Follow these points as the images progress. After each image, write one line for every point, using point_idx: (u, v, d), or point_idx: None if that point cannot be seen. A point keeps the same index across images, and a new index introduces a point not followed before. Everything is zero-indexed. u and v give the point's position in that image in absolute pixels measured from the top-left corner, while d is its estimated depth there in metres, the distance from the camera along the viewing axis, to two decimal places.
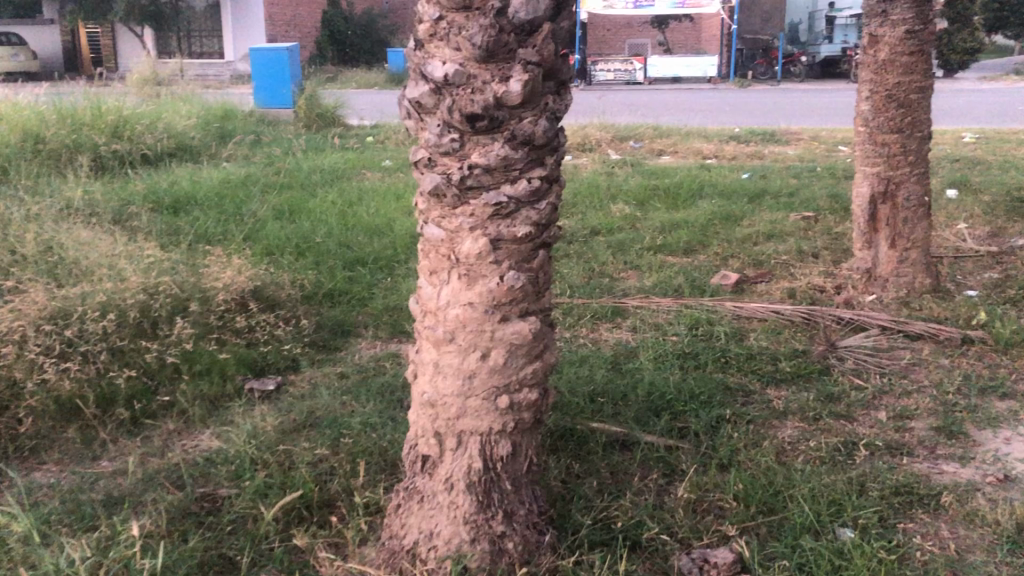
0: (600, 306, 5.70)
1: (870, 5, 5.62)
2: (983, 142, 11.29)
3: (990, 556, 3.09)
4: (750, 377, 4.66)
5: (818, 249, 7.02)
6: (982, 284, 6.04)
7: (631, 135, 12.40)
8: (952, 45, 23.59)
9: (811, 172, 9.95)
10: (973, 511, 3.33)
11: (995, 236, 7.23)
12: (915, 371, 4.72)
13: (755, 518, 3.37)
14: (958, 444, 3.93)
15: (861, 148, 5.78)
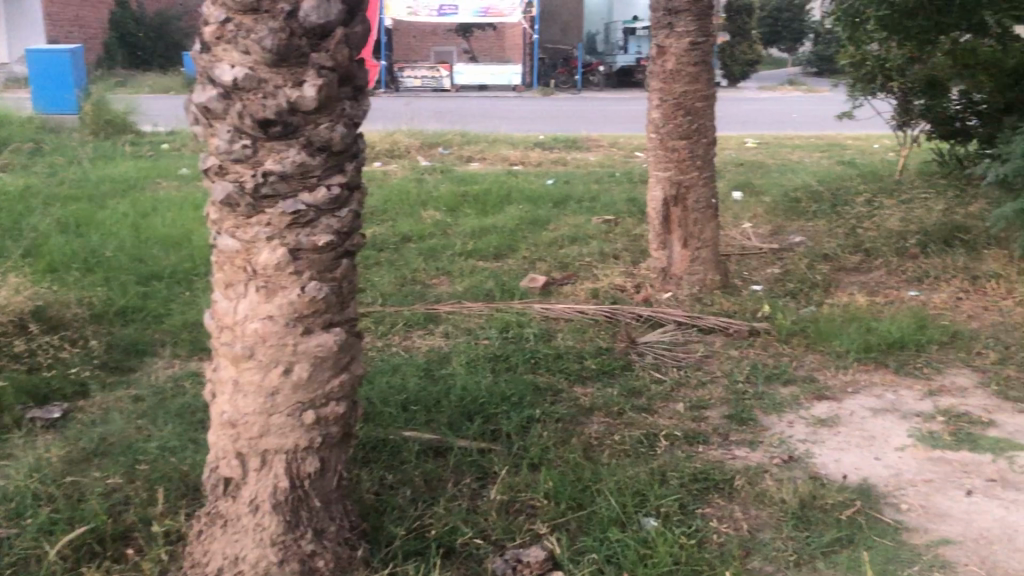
0: (412, 314, 5.67)
1: (656, 18, 5.93)
2: (764, 147, 12.20)
3: (777, 532, 3.30)
4: (558, 376, 4.77)
5: (619, 250, 7.32)
6: (766, 279, 6.49)
7: (439, 141, 12.47)
8: (734, 56, 25.36)
9: (611, 177, 10.37)
10: (763, 492, 3.57)
11: (776, 234, 7.81)
12: (709, 362, 5.00)
13: (565, 514, 3.45)
14: (747, 429, 4.20)
15: (653, 154, 6.07)
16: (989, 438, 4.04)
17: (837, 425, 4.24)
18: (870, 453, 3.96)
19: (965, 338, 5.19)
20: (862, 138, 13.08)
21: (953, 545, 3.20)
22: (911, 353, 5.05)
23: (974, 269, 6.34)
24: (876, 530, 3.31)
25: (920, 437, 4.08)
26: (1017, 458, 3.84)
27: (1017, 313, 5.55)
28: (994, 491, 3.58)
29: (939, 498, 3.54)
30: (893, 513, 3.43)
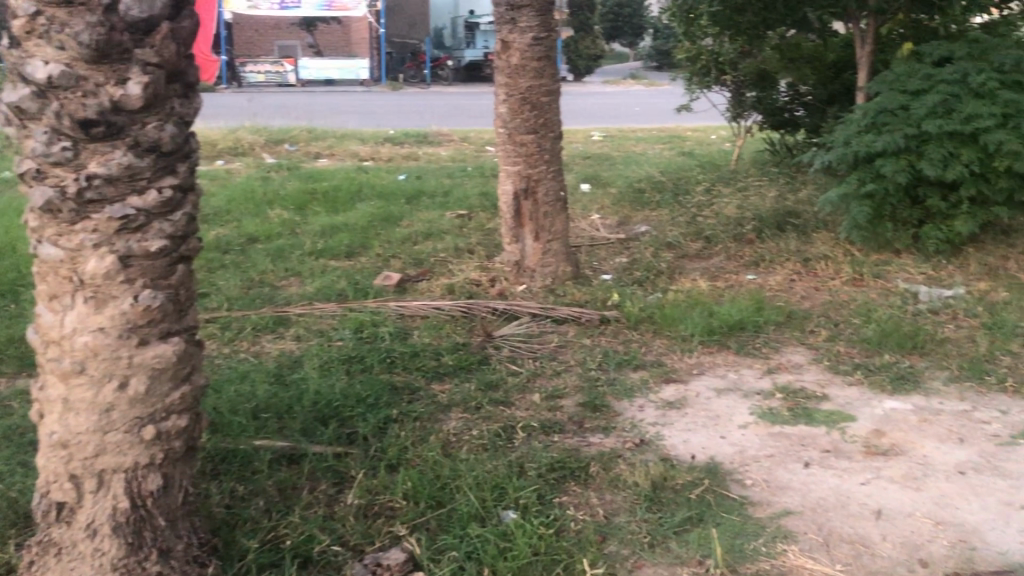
0: (261, 318, 5.49)
1: (499, 13, 5.95)
2: (610, 140, 12.52)
3: (631, 515, 3.39)
4: (414, 374, 4.73)
5: (473, 245, 7.33)
6: (615, 268, 6.66)
7: (285, 138, 12.13)
8: (578, 51, 25.90)
9: (463, 171, 10.38)
10: (617, 477, 3.66)
11: (623, 224, 8.02)
12: (563, 352, 5.09)
13: (424, 514, 3.43)
14: (601, 415, 4.29)
15: (501, 148, 6.11)
16: (823, 411, 4.29)
17: (684, 407, 4.40)
18: (717, 432, 4.13)
19: (799, 318, 5.49)
20: (700, 129, 13.62)
21: (793, 515, 3.38)
22: (751, 334, 5.29)
23: (806, 251, 6.71)
24: (723, 506, 3.45)
25: (762, 414, 4.29)
26: (848, 428, 4.10)
27: (845, 292, 5.92)
28: (828, 461, 3.80)
29: (780, 471, 3.73)
30: (739, 489, 3.59)
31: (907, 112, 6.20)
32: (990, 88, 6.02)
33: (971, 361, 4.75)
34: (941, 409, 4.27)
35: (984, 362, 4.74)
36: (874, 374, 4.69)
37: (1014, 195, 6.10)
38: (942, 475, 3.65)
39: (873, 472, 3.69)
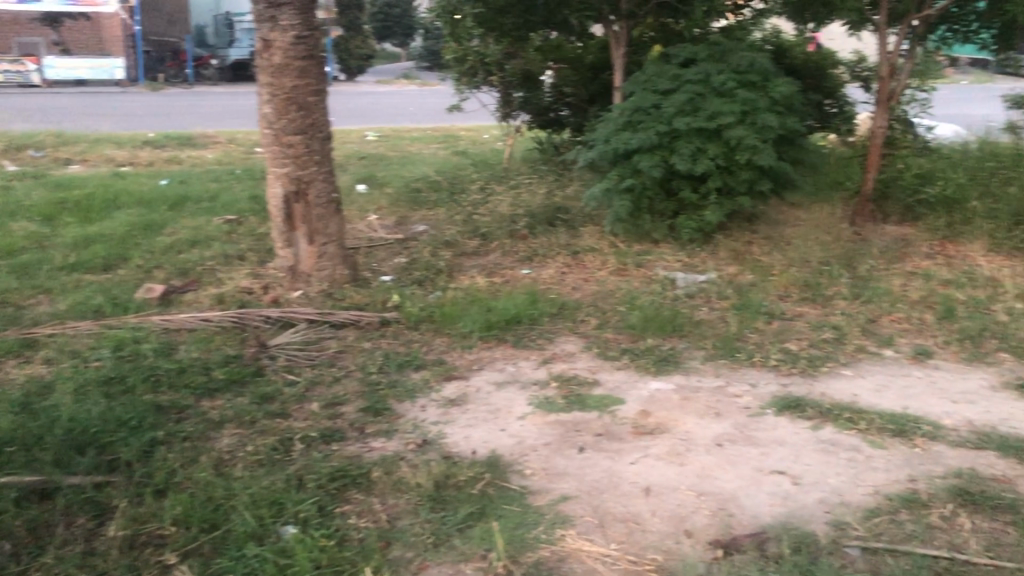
0: (4, 343, 4.99)
1: (257, 11, 5.71)
2: (384, 139, 12.45)
3: (415, 517, 3.38)
4: (183, 392, 4.47)
5: (244, 251, 7.04)
6: (393, 269, 6.62)
7: (29, 143, 11.10)
8: (349, 50, 25.56)
9: (231, 174, 9.95)
10: (399, 480, 3.63)
11: (400, 223, 8.00)
12: (342, 358, 4.98)
13: (196, 539, 3.25)
14: (382, 419, 4.25)
15: (268, 150, 5.90)
16: (595, 396, 4.48)
17: (465, 403, 4.44)
18: (496, 426, 4.20)
19: (570, 308, 5.70)
20: (473, 129, 13.84)
21: (570, 500, 3.50)
22: (526, 326, 5.43)
23: (575, 244, 6.98)
24: (504, 498, 3.51)
25: (539, 404, 4.41)
26: (617, 411, 4.30)
27: (611, 282, 6.21)
28: (601, 445, 3.97)
29: (556, 458, 3.85)
30: (518, 480, 3.67)
31: (659, 111, 6.62)
32: (729, 88, 6.51)
33: (725, 340, 5.12)
34: (700, 387, 4.58)
35: (735, 340, 5.14)
36: (640, 357, 4.96)
37: (754, 185, 6.63)
38: (702, 448, 3.91)
39: (642, 452, 3.89)
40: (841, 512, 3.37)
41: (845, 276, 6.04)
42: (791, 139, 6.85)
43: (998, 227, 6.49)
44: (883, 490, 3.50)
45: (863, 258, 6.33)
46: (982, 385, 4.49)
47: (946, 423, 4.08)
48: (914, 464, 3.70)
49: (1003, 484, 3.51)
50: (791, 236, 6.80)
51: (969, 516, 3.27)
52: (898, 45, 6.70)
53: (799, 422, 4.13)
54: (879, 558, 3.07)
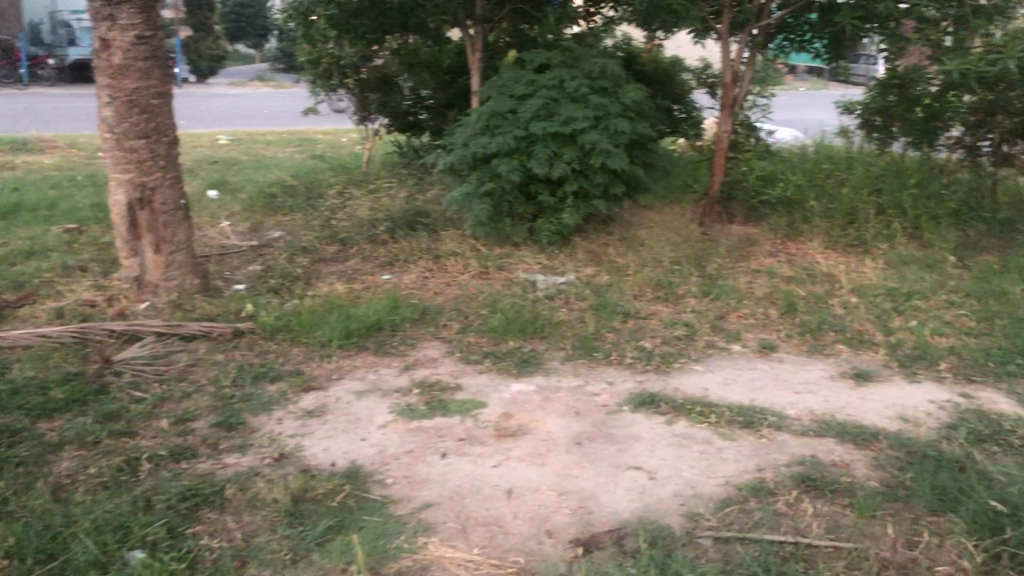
0: None
1: (95, 8, 5.42)
2: (237, 143, 12.06)
3: (271, 534, 3.28)
4: (17, 414, 4.17)
5: (85, 262, 6.66)
6: (247, 277, 6.42)
7: None
8: (199, 51, 24.65)
9: (71, 181, 9.40)
10: (255, 496, 3.51)
11: (255, 230, 7.76)
12: (193, 372, 4.78)
13: (32, 571, 3.04)
14: (236, 434, 4.10)
15: (109, 155, 5.60)
16: (457, 401, 4.47)
17: (324, 414, 4.34)
18: (356, 435, 4.12)
19: (431, 313, 5.67)
20: (330, 132, 13.60)
21: (432, 507, 3.47)
22: (387, 333, 5.37)
23: (435, 249, 6.96)
24: (365, 509, 3.45)
25: (400, 411, 4.36)
26: (480, 415, 4.30)
27: (472, 286, 6.22)
28: (463, 449, 3.96)
29: (418, 466, 3.82)
30: (379, 489, 3.61)
31: (515, 116, 6.69)
32: (583, 93, 6.66)
33: (583, 340, 5.21)
34: (559, 387, 4.65)
35: (593, 339, 5.24)
36: (501, 360, 4.98)
37: (609, 188, 6.80)
38: (562, 448, 3.97)
39: (504, 454, 3.91)
40: (694, 503, 3.48)
41: (695, 275, 6.26)
42: (642, 143, 7.06)
43: (834, 225, 6.90)
44: (733, 481, 3.64)
45: (712, 257, 6.59)
46: (822, 375, 4.75)
47: (790, 413, 4.29)
48: (761, 454, 3.87)
49: (841, 469, 3.71)
50: (645, 237, 7.00)
51: (811, 501, 3.45)
52: (740, 53, 7.02)
53: (654, 418, 4.25)
54: (730, 547, 3.19)
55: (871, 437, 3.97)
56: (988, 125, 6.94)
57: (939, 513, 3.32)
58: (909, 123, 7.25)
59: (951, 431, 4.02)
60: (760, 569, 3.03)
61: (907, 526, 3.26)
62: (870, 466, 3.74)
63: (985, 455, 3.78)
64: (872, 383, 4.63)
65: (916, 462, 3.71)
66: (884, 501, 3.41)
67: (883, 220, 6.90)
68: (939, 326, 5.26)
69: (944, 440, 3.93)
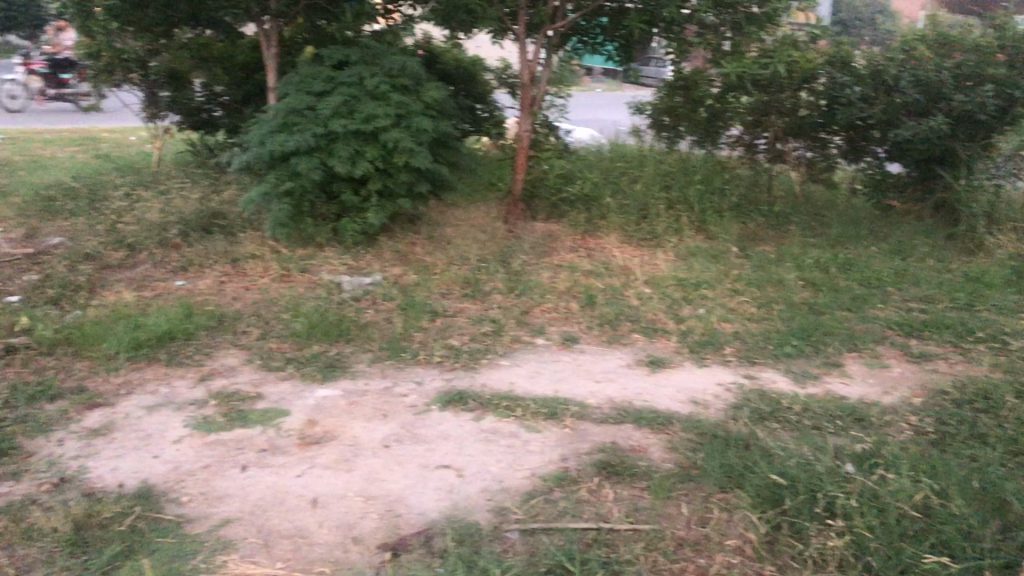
0: None
1: None
2: (9, 142, 11.09)
3: (50, 567, 3.02)
4: None
5: None
6: (22, 288, 5.90)
7: None
8: None
9: None
10: (30, 527, 3.22)
11: (30, 236, 7.15)
12: None
13: None
14: (9, 460, 3.75)
15: None
16: (257, 411, 4.29)
17: (111, 433, 4.05)
18: (147, 453, 3.87)
19: (229, 320, 5.42)
20: (115, 130, 12.77)
21: (231, 524, 3.31)
22: (180, 342, 5.08)
23: (233, 252, 6.67)
24: (156, 531, 3.24)
25: (196, 425, 4.13)
26: (282, 424, 4.16)
27: (273, 289, 6.01)
28: (265, 461, 3.81)
29: (216, 481, 3.63)
30: (173, 509, 3.41)
31: (314, 113, 6.50)
32: (383, 91, 6.57)
33: (389, 341, 5.15)
34: (365, 390, 4.57)
35: (399, 340, 5.18)
36: (304, 365, 4.84)
37: (413, 187, 6.76)
38: (369, 452, 3.90)
39: (308, 463, 3.79)
40: (502, 498, 3.52)
41: (500, 271, 6.34)
42: (445, 141, 7.07)
43: (629, 220, 7.20)
44: (539, 472, 3.71)
45: (516, 254, 6.70)
46: (621, 363, 4.94)
47: (591, 402, 4.43)
48: (565, 443, 3.97)
49: (639, 454, 3.87)
50: (450, 235, 7.02)
51: (611, 487, 3.57)
52: (537, 54, 7.17)
53: (461, 414, 4.26)
54: (536, 538, 3.25)
55: (665, 421, 4.17)
56: (765, 124, 7.47)
57: (727, 490, 3.52)
58: (694, 122, 7.74)
59: (736, 411, 4.29)
60: (565, 557, 3.09)
61: (700, 504, 3.45)
62: (665, 448, 3.92)
63: (766, 432, 4.06)
64: (665, 369, 4.87)
65: (707, 443, 3.93)
66: (678, 483, 3.59)
67: (673, 214, 7.27)
68: (724, 313, 5.60)
69: (730, 420, 4.18)
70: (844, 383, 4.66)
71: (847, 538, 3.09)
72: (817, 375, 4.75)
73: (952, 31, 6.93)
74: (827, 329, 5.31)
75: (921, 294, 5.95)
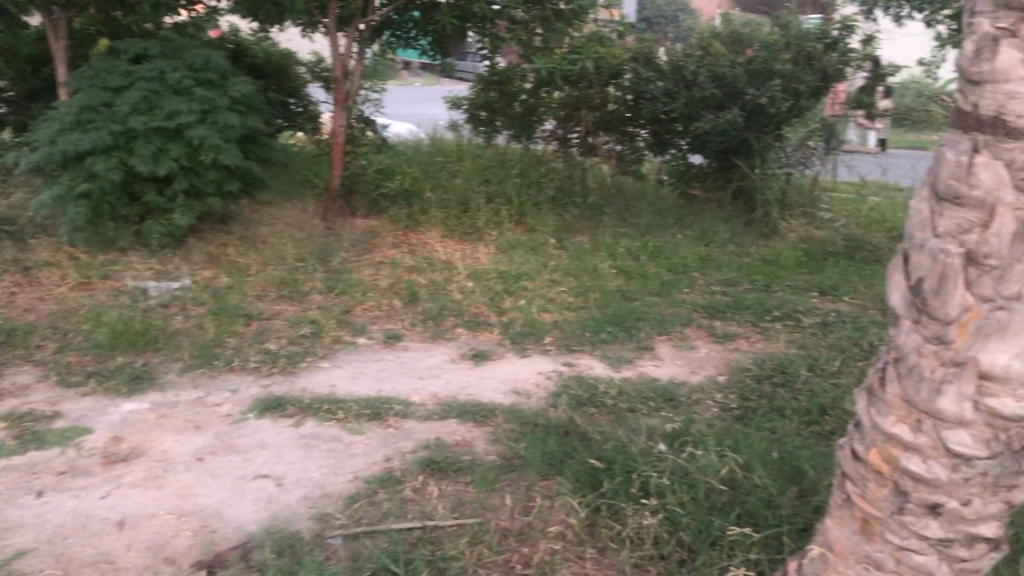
0: None
1: None
2: None
3: None
4: None
5: None
6: None
7: None
8: None
9: None
10: None
11: None
12: None
13: None
14: None
15: None
16: (55, 431, 3.99)
17: None
18: None
19: (21, 334, 5.01)
20: None
21: (26, 556, 3.07)
22: None
23: (23, 260, 6.17)
24: None
25: None
26: (83, 443, 3.88)
27: (70, 298, 5.61)
28: (64, 484, 3.55)
29: (7, 511, 3.35)
30: None
31: (109, 109, 6.11)
32: (186, 86, 6.25)
33: (201, 348, 4.92)
34: (177, 401, 4.35)
35: (212, 347, 4.96)
36: (107, 379, 4.54)
37: (223, 186, 6.47)
38: (181, 467, 3.71)
39: (113, 483, 3.56)
40: (323, 504, 3.44)
41: (319, 271, 6.19)
42: (254, 137, 6.83)
43: (449, 214, 7.21)
44: (362, 475, 3.65)
45: (335, 251, 6.56)
46: (444, 359, 4.94)
47: (415, 399, 4.40)
48: (388, 444, 3.92)
49: (463, 448, 3.89)
50: (265, 235, 6.78)
51: (436, 484, 3.56)
52: (349, 47, 7.02)
53: (280, 421, 4.13)
54: (359, 542, 3.20)
55: (488, 413, 4.21)
56: (575, 118, 7.83)
57: (549, 477, 3.60)
58: (510, 116, 7.87)
59: (557, 398, 4.39)
60: (388, 560, 3.05)
61: (522, 493, 3.50)
62: (489, 441, 3.96)
63: (586, 418, 4.18)
64: (488, 361, 4.91)
65: (529, 432, 3.99)
66: (501, 474, 3.63)
67: (493, 208, 7.33)
68: (544, 304, 5.71)
69: (550, 408, 4.27)
70: (656, 365, 4.87)
71: (660, 516, 3.22)
72: (631, 359, 4.93)
73: (744, 29, 7.37)
74: (640, 315, 5.52)
75: (723, 278, 6.30)
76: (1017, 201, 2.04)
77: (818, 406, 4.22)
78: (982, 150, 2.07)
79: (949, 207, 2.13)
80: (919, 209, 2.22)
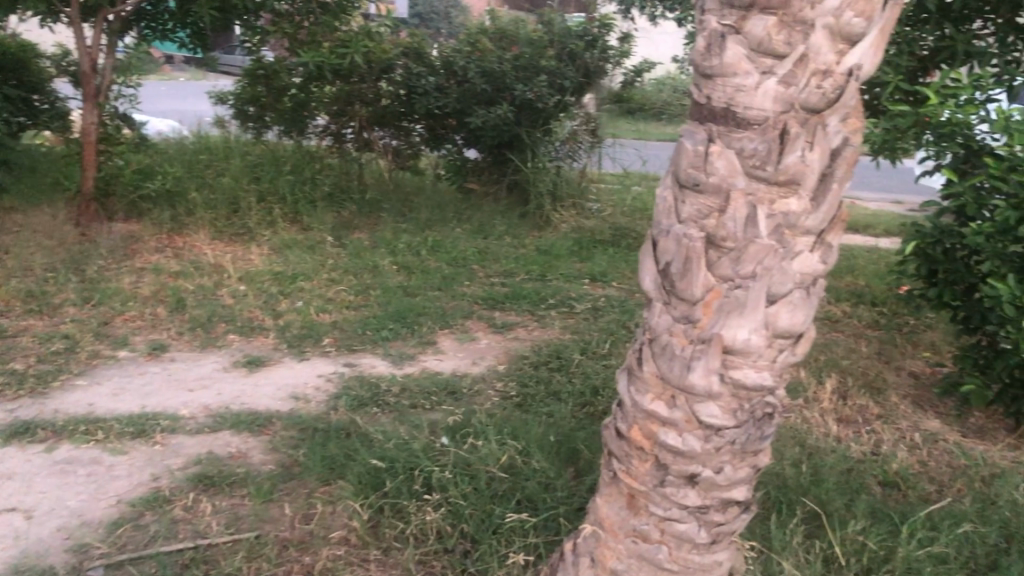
0: None
1: None
2: None
3: None
4: None
5: None
6: None
7: None
8: None
9: None
10: None
11: None
12: None
13: None
14: None
15: None
16: None
17: None
18: None
19: None
20: None
21: None
22: None
23: None
24: None
25: None
26: None
27: None
28: None
29: None
30: None
31: None
32: None
33: None
34: None
35: None
36: None
37: None
38: None
39: None
40: (81, 534, 3.17)
41: (72, 281, 5.71)
42: None
43: (218, 215, 6.88)
44: (125, 498, 3.40)
45: (91, 259, 6.08)
46: (215, 368, 4.70)
47: (184, 413, 4.15)
48: (155, 462, 3.68)
49: (237, 460, 3.72)
50: (7, 243, 6.17)
51: (209, 500, 3.38)
52: (97, 39, 6.51)
53: (29, 448, 3.77)
54: (122, 571, 2.98)
55: (264, 421, 4.05)
56: (349, 113, 7.70)
57: (330, 482, 3.51)
58: (278, 112, 7.60)
59: (336, 401, 4.30)
60: None
61: (302, 501, 3.39)
62: (266, 450, 3.80)
63: (367, 418, 4.11)
64: (263, 368, 4.72)
65: (308, 438, 3.88)
66: (279, 483, 3.50)
67: (265, 206, 7.07)
68: (322, 304, 5.58)
69: (330, 411, 4.18)
70: (438, 360, 4.89)
71: (443, 510, 3.22)
72: (413, 355, 4.92)
73: (509, 25, 7.53)
74: (421, 310, 5.52)
75: (501, 269, 6.43)
76: (748, 186, 2.19)
77: (591, 388, 4.39)
78: (716, 140, 2.20)
79: (690, 194, 2.26)
80: (665, 197, 2.34)
